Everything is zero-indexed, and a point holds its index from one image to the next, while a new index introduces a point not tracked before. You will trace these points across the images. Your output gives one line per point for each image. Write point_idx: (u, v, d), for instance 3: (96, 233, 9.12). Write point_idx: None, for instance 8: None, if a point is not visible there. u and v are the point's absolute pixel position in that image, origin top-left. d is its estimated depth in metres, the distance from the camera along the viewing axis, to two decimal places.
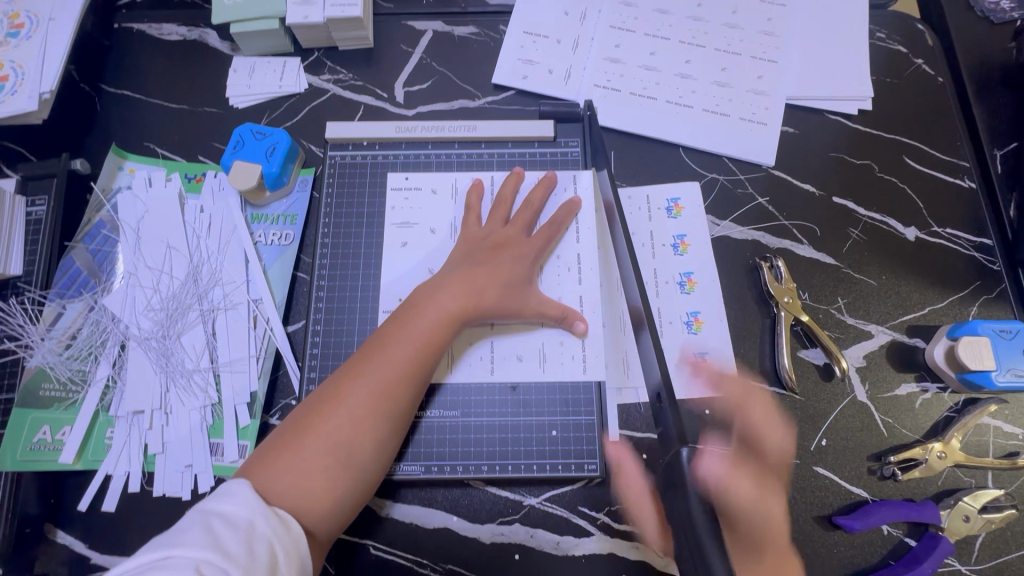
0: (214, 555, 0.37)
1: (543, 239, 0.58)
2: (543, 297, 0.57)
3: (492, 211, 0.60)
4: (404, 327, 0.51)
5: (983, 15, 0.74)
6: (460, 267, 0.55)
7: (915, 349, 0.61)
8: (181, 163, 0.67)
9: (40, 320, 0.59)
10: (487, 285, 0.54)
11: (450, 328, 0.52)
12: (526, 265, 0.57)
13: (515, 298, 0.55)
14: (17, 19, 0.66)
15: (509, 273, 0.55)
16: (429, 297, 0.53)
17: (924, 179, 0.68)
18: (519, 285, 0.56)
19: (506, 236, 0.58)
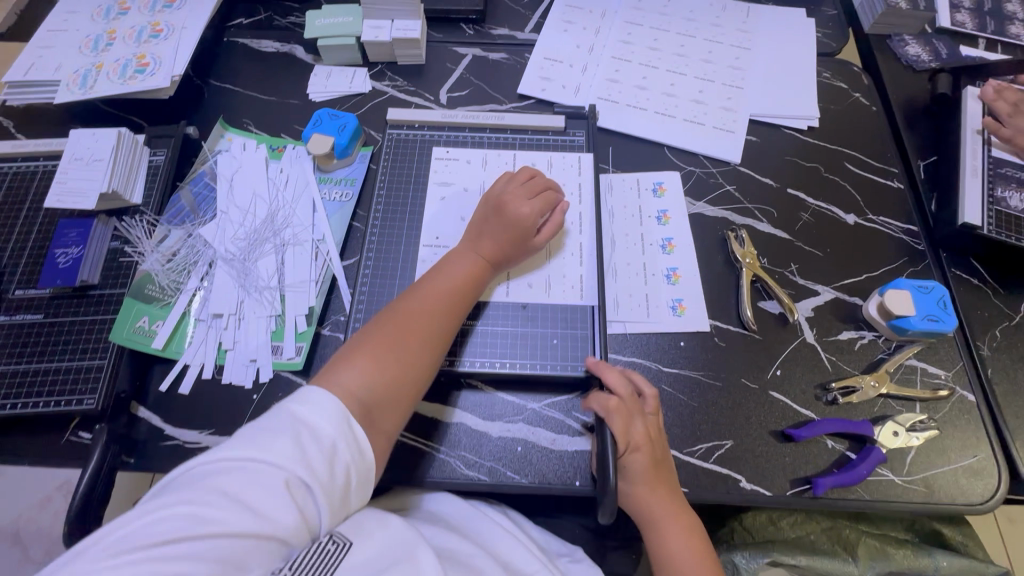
0: (304, 473, 0.44)
1: (544, 205, 0.69)
2: (542, 236, 0.69)
3: (509, 175, 0.74)
4: (442, 279, 0.64)
5: (907, 65, 0.94)
6: (486, 232, 0.68)
7: (855, 306, 0.74)
8: (268, 137, 0.85)
9: (152, 236, 0.73)
10: (502, 240, 0.67)
11: (479, 281, 0.66)
12: (532, 215, 0.68)
13: (524, 250, 0.69)
14: (159, 27, 0.88)
15: (518, 227, 0.67)
16: (461, 256, 0.67)
17: (862, 179, 0.84)
18: (526, 235, 0.68)
19: (512, 193, 0.69)
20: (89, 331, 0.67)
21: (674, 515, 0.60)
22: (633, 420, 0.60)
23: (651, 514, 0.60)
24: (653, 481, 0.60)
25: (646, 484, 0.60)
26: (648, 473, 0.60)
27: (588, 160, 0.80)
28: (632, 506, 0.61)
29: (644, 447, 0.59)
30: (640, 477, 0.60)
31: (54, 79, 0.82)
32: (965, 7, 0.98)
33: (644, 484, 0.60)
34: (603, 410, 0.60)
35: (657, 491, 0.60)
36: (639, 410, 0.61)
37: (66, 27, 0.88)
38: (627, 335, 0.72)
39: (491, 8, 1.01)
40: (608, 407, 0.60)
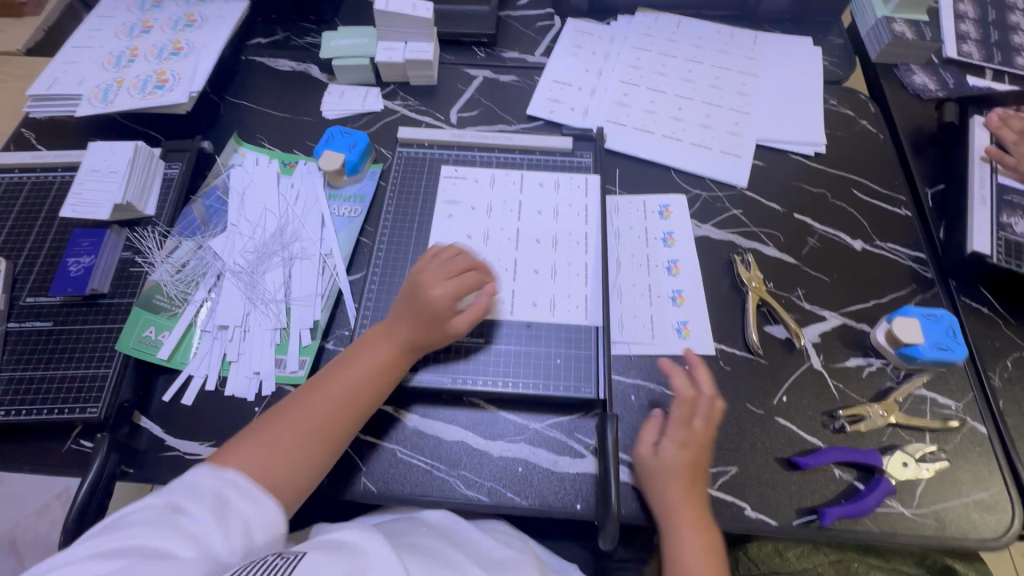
0: (172, 499, 0.45)
1: (463, 288, 0.64)
2: (460, 323, 0.64)
3: (444, 249, 0.68)
4: (353, 368, 0.61)
5: (914, 94, 0.94)
6: (403, 316, 0.64)
7: (862, 333, 0.74)
8: (281, 153, 0.87)
9: (162, 247, 0.74)
10: (413, 332, 0.63)
11: (392, 370, 0.63)
12: (447, 299, 0.63)
13: (440, 338, 0.64)
14: (180, 45, 0.90)
15: (433, 314, 0.63)
16: (376, 340, 0.63)
17: (869, 206, 0.84)
18: (441, 322, 0.63)
19: (436, 274, 0.65)
20: (96, 340, 0.68)
21: (696, 531, 0.59)
22: (693, 418, 0.64)
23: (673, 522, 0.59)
24: (686, 483, 0.60)
25: (678, 486, 0.60)
26: (681, 473, 0.60)
27: (595, 181, 0.80)
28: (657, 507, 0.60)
29: (688, 443, 0.62)
30: (672, 474, 0.60)
31: (76, 93, 0.85)
32: (971, 38, 1.00)
33: (677, 481, 0.60)
34: (682, 392, 0.65)
35: (687, 498, 0.60)
36: (706, 410, 0.64)
37: (90, 43, 0.91)
38: (631, 356, 0.71)
39: (502, 32, 1.03)
40: (684, 391, 0.65)
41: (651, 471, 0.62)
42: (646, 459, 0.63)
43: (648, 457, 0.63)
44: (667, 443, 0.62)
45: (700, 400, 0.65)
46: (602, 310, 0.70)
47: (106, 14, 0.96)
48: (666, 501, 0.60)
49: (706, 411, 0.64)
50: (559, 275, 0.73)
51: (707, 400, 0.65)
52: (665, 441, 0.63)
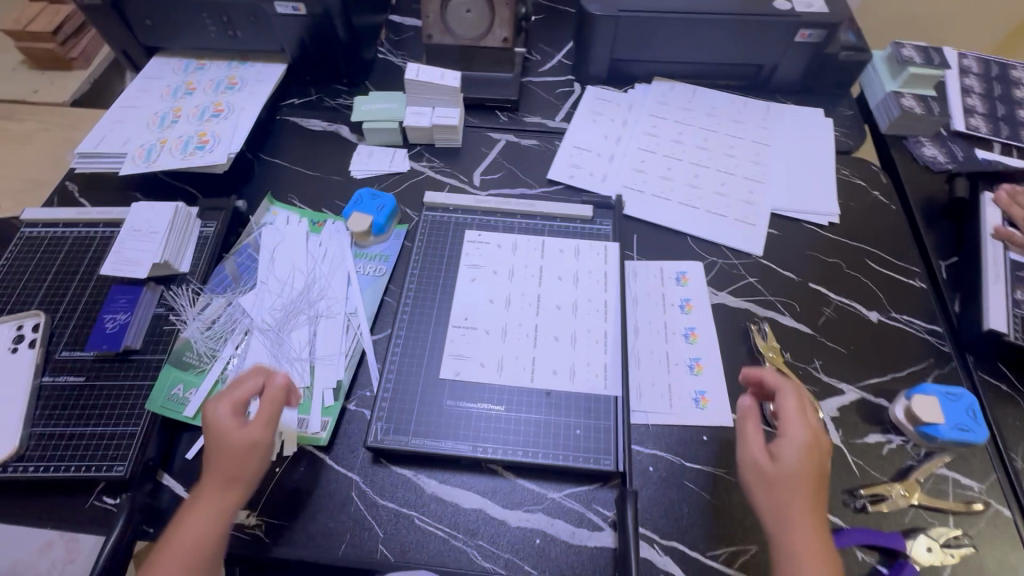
0: None
1: (238, 399, 0.62)
2: (248, 433, 0.60)
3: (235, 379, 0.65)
4: (172, 534, 0.57)
5: (924, 166, 0.97)
6: (212, 457, 0.60)
7: (880, 407, 0.74)
8: (310, 212, 0.90)
9: (194, 304, 0.76)
10: (211, 467, 0.60)
11: (207, 518, 0.58)
12: (223, 417, 0.61)
13: (240, 459, 0.59)
14: (221, 107, 0.96)
15: (217, 440, 0.60)
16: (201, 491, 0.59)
17: (884, 277, 0.85)
18: (227, 441, 0.60)
19: (221, 407, 0.61)
20: (125, 396, 0.69)
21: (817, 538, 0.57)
22: (806, 417, 0.62)
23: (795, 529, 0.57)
24: (807, 488, 0.58)
25: (800, 489, 0.58)
26: (803, 476, 0.58)
27: (614, 248, 0.83)
28: (775, 512, 0.58)
29: (809, 445, 0.59)
30: (795, 478, 0.58)
31: (121, 152, 0.89)
32: (979, 112, 1.03)
33: (799, 485, 0.58)
34: (787, 391, 0.63)
35: (808, 503, 0.58)
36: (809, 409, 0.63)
37: (137, 104, 0.97)
38: (649, 426, 0.72)
39: (525, 97, 1.08)
40: (785, 389, 0.63)
41: (771, 475, 0.59)
42: (763, 459, 0.60)
43: (764, 460, 0.60)
44: (786, 445, 0.59)
45: (804, 401, 0.63)
46: (621, 380, 0.71)
47: (152, 76, 1.02)
48: (789, 504, 0.58)
49: (809, 409, 0.63)
50: (578, 342, 0.74)
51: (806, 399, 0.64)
52: (784, 446, 0.60)
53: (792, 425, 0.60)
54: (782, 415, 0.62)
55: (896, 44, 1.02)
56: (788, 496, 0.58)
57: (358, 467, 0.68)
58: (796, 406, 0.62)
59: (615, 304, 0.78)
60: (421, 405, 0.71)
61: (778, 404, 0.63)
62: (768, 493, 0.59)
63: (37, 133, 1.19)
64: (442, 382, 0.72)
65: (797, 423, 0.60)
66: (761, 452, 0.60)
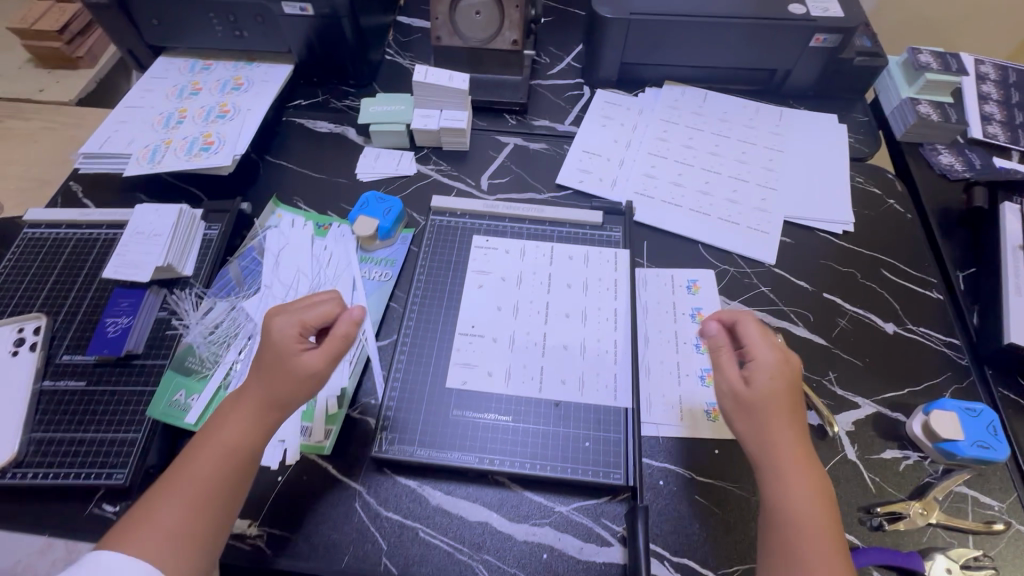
0: None
1: (304, 319, 0.59)
2: (307, 360, 0.57)
3: (300, 301, 0.61)
4: (203, 438, 0.56)
5: (941, 174, 0.95)
6: (264, 374, 0.57)
7: (897, 422, 0.72)
8: (316, 215, 0.89)
9: (198, 309, 0.75)
10: (258, 380, 0.57)
11: (241, 428, 0.56)
12: (290, 335, 0.58)
13: (294, 384, 0.56)
14: (226, 107, 0.95)
15: (276, 356, 0.57)
16: (236, 406, 0.57)
17: (900, 288, 0.83)
18: (285, 360, 0.57)
19: (286, 326, 0.58)
20: (127, 402, 0.68)
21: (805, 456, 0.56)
22: (769, 340, 0.61)
23: (779, 448, 0.56)
24: (784, 406, 0.57)
25: (779, 409, 0.57)
26: (777, 395, 0.57)
27: (624, 255, 0.81)
28: (758, 435, 0.57)
29: (779, 366, 0.58)
30: (772, 398, 0.57)
31: (126, 152, 0.88)
32: (997, 119, 1.01)
33: (773, 407, 0.57)
34: (746, 318, 0.62)
35: (788, 424, 0.57)
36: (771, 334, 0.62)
37: (142, 104, 0.96)
38: (659, 438, 0.70)
39: (534, 101, 1.07)
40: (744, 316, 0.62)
41: (745, 398, 0.58)
42: (738, 383, 0.58)
43: (739, 383, 0.58)
44: (758, 369, 0.58)
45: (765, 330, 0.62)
46: (631, 391, 0.69)
47: (157, 76, 1.01)
48: (769, 422, 0.57)
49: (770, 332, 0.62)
50: (587, 351, 0.73)
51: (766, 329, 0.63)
52: (755, 370, 0.58)
53: (759, 349, 0.59)
54: (749, 342, 0.60)
55: (913, 50, 1.00)
56: (768, 415, 0.57)
57: (363, 476, 0.67)
58: (758, 331, 0.61)
59: (624, 313, 0.76)
60: (428, 415, 0.69)
61: (742, 331, 0.61)
62: (743, 417, 0.58)
63: (42, 132, 1.19)
64: (448, 391, 0.71)
65: (764, 346, 0.59)
66: (735, 376, 0.59)
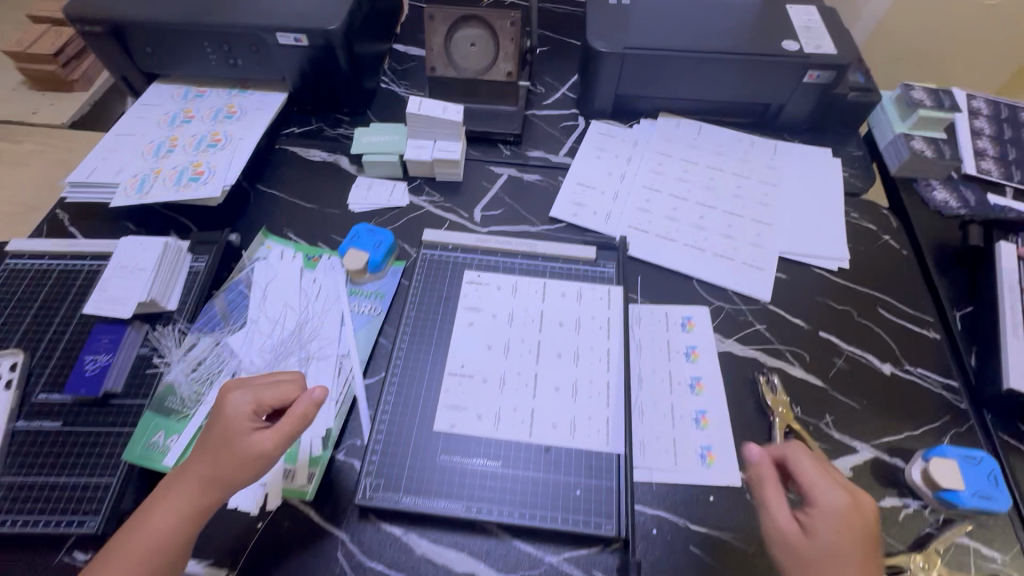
0: None
1: (260, 399, 0.59)
2: (255, 443, 0.56)
3: (259, 378, 0.62)
4: (136, 525, 0.55)
5: (935, 210, 0.95)
6: (210, 453, 0.57)
7: (896, 468, 0.70)
8: (306, 246, 0.87)
9: (181, 345, 0.73)
10: (200, 461, 0.57)
11: (179, 510, 0.55)
12: (243, 414, 0.58)
13: (240, 466, 0.56)
14: (218, 137, 0.94)
15: (223, 436, 0.57)
16: (179, 482, 0.56)
17: (897, 327, 0.82)
18: (232, 441, 0.56)
19: (238, 406, 0.58)
20: (103, 445, 0.66)
21: None
22: (834, 481, 0.58)
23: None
24: (853, 560, 0.54)
25: (847, 564, 0.53)
26: (847, 553, 0.54)
27: (618, 292, 0.80)
28: None
29: (846, 514, 0.55)
30: (840, 552, 0.54)
31: (114, 182, 0.87)
32: (990, 155, 1.01)
33: (841, 563, 0.53)
34: (805, 454, 0.60)
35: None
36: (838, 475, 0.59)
37: (133, 132, 0.95)
38: (653, 484, 0.68)
39: (528, 131, 1.06)
40: (804, 453, 0.60)
41: (804, 549, 0.55)
42: (795, 530, 0.56)
43: (794, 531, 0.56)
44: (819, 517, 0.56)
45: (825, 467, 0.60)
46: (624, 436, 0.68)
47: (150, 103, 1.00)
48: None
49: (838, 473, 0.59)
50: (579, 393, 0.71)
51: (827, 465, 0.60)
52: (817, 517, 0.56)
53: (820, 491, 0.57)
54: (805, 481, 0.58)
55: (906, 86, 1.01)
56: (835, 572, 0.53)
57: (346, 523, 0.64)
58: (815, 467, 0.59)
59: (617, 352, 0.75)
60: (414, 459, 0.67)
61: (796, 465, 0.59)
62: (803, 572, 0.54)
63: (33, 156, 1.18)
64: (436, 434, 0.69)
65: (826, 488, 0.57)
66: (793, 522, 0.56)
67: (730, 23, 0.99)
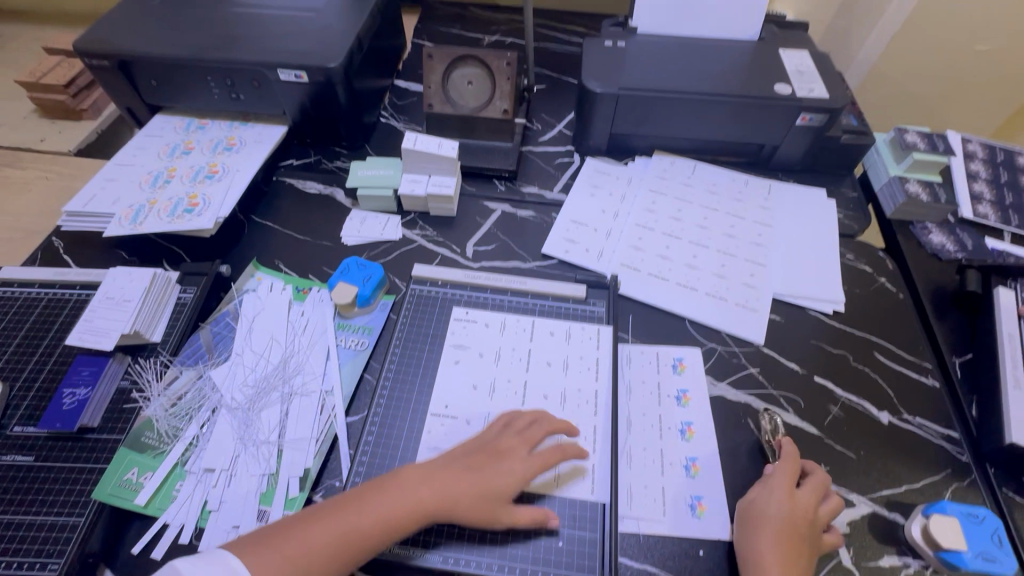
0: None
1: (541, 466, 0.64)
2: (509, 515, 0.61)
3: (526, 431, 0.66)
4: (386, 489, 0.59)
5: (933, 253, 0.94)
6: (474, 480, 0.61)
7: (895, 523, 0.67)
8: (296, 278, 0.87)
9: (161, 379, 0.73)
10: (467, 486, 0.61)
11: (427, 506, 0.59)
12: (517, 476, 0.62)
13: (486, 512, 0.60)
14: (216, 168, 0.95)
15: (496, 483, 0.61)
16: (434, 481, 0.60)
17: (894, 373, 0.80)
18: (496, 496, 0.61)
19: (508, 448, 0.64)
20: (74, 481, 0.64)
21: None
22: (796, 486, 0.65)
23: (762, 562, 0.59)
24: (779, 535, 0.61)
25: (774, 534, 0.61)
26: (785, 519, 0.62)
27: (607, 332, 0.79)
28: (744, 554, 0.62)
29: (785, 504, 0.63)
30: (768, 517, 0.62)
31: (109, 212, 0.88)
32: (986, 198, 1.01)
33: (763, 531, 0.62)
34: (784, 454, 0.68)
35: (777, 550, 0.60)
36: (810, 485, 0.66)
37: (133, 162, 0.96)
38: (640, 535, 0.65)
39: (524, 166, 1.07)
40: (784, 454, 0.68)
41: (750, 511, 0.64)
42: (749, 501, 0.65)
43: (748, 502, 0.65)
44: (763, 497, 0.64)
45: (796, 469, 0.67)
46: (610, 485, 0.65)
47: (152, 133, 1.02)
48: (753, 541, 0.61)
49: (812, 482, 0.66)
50: (565, 439, 0.69)
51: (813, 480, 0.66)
52: (763, 497, 0.65)
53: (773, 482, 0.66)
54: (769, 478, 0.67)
55: (899, 130, 1.01)
56: (755, 534, 0.62)
57: None
58: (789, 470, 0.66)
59: (605, 394, 0.73)
60: None
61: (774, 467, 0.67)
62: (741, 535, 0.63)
63: (37, 181, 1.20)
64: None
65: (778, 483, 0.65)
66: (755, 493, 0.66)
67: (723, 66, 1.00)
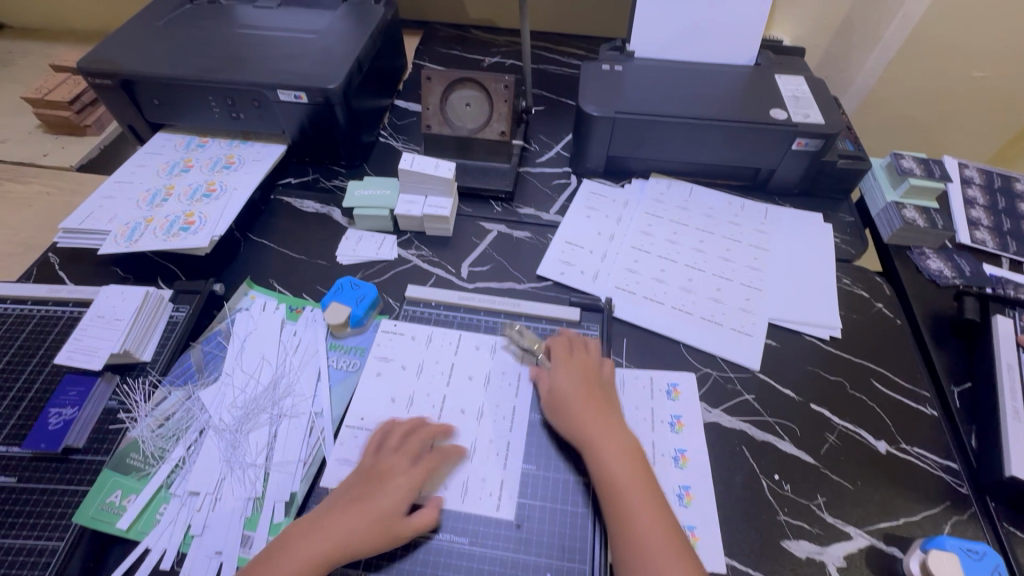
0: None
1: (423, 474, 0.64)
2: (410, 525, 0.61)
3: (404, 448, 0.67)
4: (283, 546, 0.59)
5: (931, 279, 0.93)
6: (361, 508, 0.61)
7: (893, 558, 0.66)
8: (290, 298, 0.87)
9: (150, 399, 0.72)
10: (358, 520, 0.60)
11: (328, 547, 0.58)
12: (399, 493, 0.62)
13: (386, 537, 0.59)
14: (214, 186, 0.96)
15: (383, 504, 0.61)
16: (327, 524, 0.60)
17: (891, 401, 0.79)
18: (387, 515, 0.60)
19: (387, 468, 0.64)
20: (55, 504, 0.63)
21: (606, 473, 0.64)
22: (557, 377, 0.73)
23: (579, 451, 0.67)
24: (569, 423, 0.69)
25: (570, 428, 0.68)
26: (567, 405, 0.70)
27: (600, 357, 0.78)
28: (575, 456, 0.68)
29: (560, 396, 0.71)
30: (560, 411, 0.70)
31: (105, 229, 0.88)
32: (984, 225, 1.00)
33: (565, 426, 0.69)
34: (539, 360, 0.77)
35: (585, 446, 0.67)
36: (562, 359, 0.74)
37: (131, 179, 0.97)
38: None
39: (521, 187, 1.08)
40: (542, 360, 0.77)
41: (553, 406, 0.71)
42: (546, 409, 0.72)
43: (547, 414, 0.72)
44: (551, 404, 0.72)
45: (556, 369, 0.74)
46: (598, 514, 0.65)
47: (153, 151, 1.03)
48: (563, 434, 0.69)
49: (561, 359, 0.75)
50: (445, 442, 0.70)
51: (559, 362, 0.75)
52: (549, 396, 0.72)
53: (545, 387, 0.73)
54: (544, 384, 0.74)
55: (895, 155, 1.01)
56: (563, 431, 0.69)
57: None
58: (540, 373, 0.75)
59: None
60: None
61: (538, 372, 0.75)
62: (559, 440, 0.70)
63: (38, 196, 1.20)
64: None
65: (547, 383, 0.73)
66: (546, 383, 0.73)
67: (718, 91, 1.01)
